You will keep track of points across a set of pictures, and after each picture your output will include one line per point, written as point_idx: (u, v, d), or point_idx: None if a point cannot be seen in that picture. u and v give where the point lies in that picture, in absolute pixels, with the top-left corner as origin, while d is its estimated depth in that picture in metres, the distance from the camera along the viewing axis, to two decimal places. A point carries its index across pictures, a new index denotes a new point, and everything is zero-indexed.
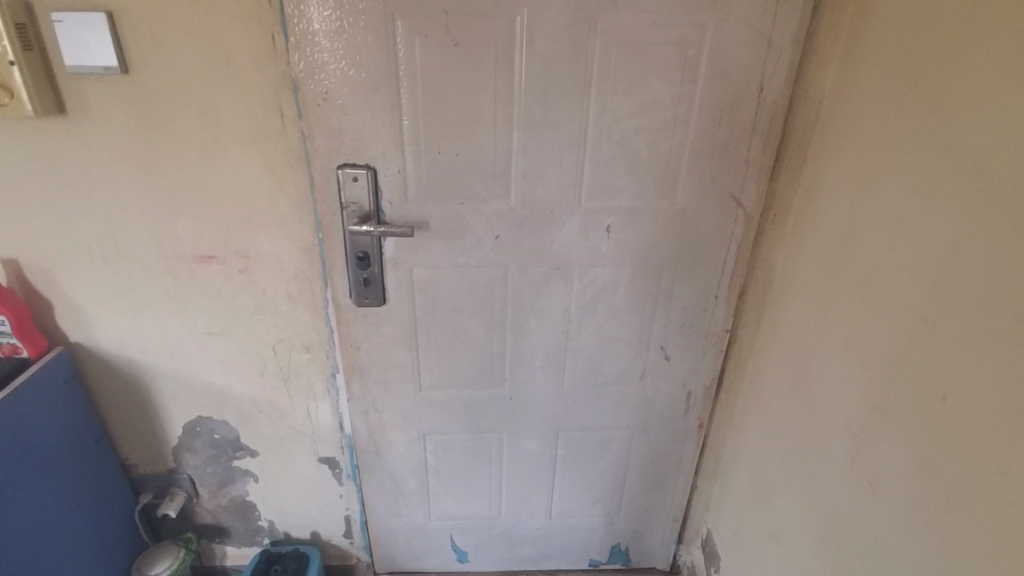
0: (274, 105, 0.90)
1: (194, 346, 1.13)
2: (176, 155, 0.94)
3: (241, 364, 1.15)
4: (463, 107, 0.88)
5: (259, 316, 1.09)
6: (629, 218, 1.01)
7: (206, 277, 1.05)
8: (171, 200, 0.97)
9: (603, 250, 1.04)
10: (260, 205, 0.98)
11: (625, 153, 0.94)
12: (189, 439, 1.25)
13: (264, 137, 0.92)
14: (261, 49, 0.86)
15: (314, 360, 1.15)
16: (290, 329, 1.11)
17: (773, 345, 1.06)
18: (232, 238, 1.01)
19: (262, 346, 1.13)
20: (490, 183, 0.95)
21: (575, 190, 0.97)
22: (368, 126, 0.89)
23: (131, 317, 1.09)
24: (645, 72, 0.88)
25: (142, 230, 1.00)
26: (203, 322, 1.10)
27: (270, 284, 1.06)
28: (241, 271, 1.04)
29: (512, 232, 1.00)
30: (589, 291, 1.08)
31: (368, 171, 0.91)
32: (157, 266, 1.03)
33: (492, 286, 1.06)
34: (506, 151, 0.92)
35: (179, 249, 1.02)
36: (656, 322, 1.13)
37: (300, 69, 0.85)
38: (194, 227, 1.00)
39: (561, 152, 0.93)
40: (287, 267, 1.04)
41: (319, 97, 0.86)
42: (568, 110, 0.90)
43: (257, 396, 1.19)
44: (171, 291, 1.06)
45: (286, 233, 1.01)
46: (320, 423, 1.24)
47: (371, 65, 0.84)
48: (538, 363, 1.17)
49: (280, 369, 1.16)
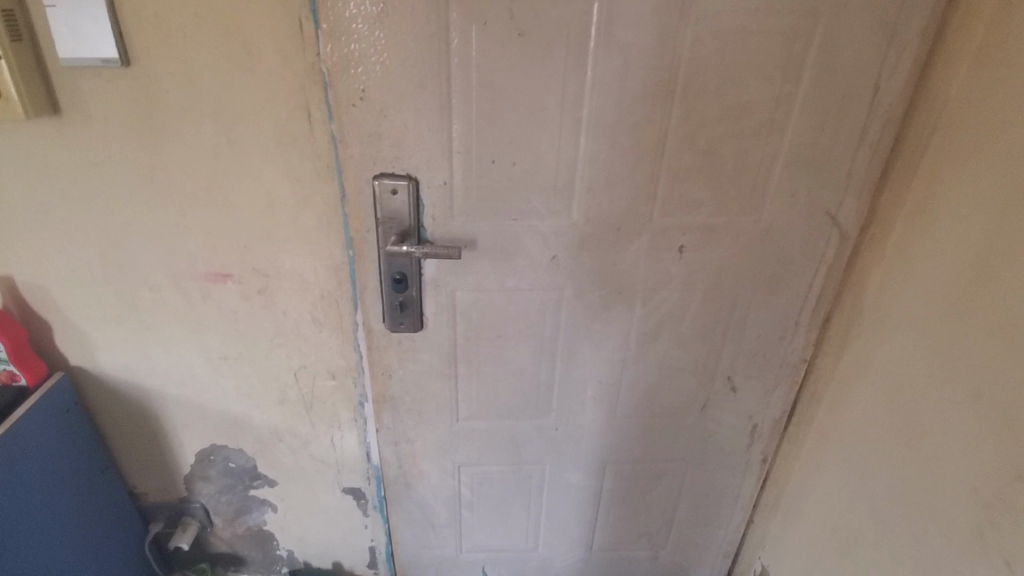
0: (300, 104, 0.77)
1: (207, 372, 1.01)
2: (188, 162, 0.81)
3: (260, 392, 1.04)
4: (526, 108, 0.74)
5: (280, 340, 0.98)
6: (707, 237, 0.87)
7: (221, 297, 0.93)
8: (183, 213, 0.85)
9: (673, 273, 0.90)
10: (283, 219, 0.85)
11: (709, 163, 0.81)
12: (202, 467, 1.14)
13: (289, 142, 0.79)
14: (286, 38, 0.73)
15: (340, 389, 1.04)
16: (314, 354, 0.99)
17: (864, 381, 0.93)
18: (251, 255, 0.89)
19: (283, 372, 1.01)
20: (550, 198, 0.81)
21: (647, 204, 0.83)
22: (412, 130, 0.75)
23: (137, 340, 0.97)
24: (742, 68, 0.74)
25: (150, 246, 0.88)
26: (218, 347, 0.98)
27: (293, 306, 0.94)
28: (261, 291, 0.92)
29: (572, 252, 0.87)
30: (652, 317, 0.95)
31: (409, 182, 0.78)
32: (167, 286, 0.92)
33: (544, 311, 0.93)
34: (571, 161, 0.79)
35: (191, 267, 0.90)
36: (725, 351, 1.01)
37: (332, 62, 0.71)
38: (208, 243, 0.88)
39: (635, 161, 0.79)
40: (312, 287, 0.92)
41: (356, 95, 0.73)
42: (647, 112, 0.76)
43: (277, 425, 1.08)
44: (182, 312, 0.94)
45: (312, 251, 0.88)
46: (345, 453, 1.12)
47: (418, 58, 0.71)
48: (590, 393, 1.05)
49: (303, 397, 1.05)
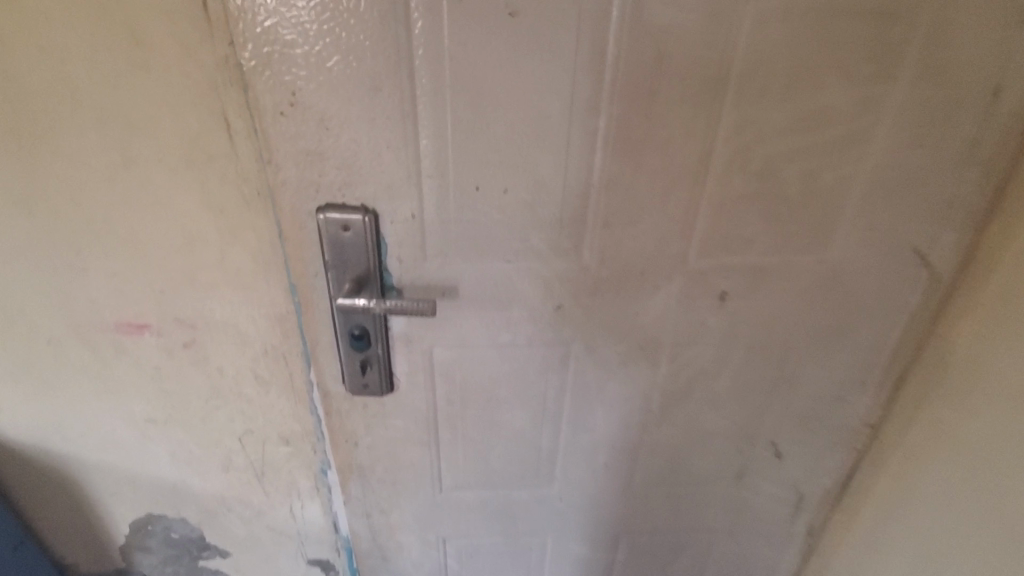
0: (215, 112, 0.56)
1: (133, 436, 0.83)
2: (76, 187, 0.61)
3: (199, 458, 0.85)
4: (521, 118, 0.54)
5: (218, 402, 0.79)
6: (757, 282, 0.67)
7: (139, 352, 0.74)
8: (78, 252, 0.65)
9: (711, 324, 0.71)
10: (207, 259, 0.66)
11: (766, 189, 0.61)
12: (139, 537, 0.96)
13: (203, 162, 0.59)
14: (189, 21, 0.52)
15: (297, 455, 0.85)
16: (261, 417, 0.80)
17: (952, 460, 0.73)
18: (170, 302, 0.69)
19: (225, 437, 0.83)
20: (553, 235, 0.61)
21: (681, 241, 0.63)
22: (364, 149, 0.54)
23: (42, 401, 0.79)
24: (819, 63, 0.54)
25: (41, 292, 0.69)
26: (142, 409, 0.79)
27: (230, 363, 0.74)
28: (187, 346, 0.73)
29: (582, 301, 0.67)
30: (682, 376, 0.76)
31: (365, 218, 0.58)
32: (69, 338, 0.73)
33: (546, 370, 0.74)
34: (582, 188, 0.59)
35: (95, 316, 0.71)
36: (771, 412, 0.81)
37: (246, 54, 0.50)
38: (115, 288, 0.68)
39: (667, 187, 0.59)
40: (251, 341, 0.72)
41: (283, 101, 0.52)
42: (688, 123, 0.55)
43: (224, 493, 0.90)
44: (93, 369, 0.75)
45: (247, 297, 0.69)
46: (308, 523, 0.94)
47: (367, 50, 0.50)
48: (602, 461, 0.85)
49: (252, 464, 0.86)
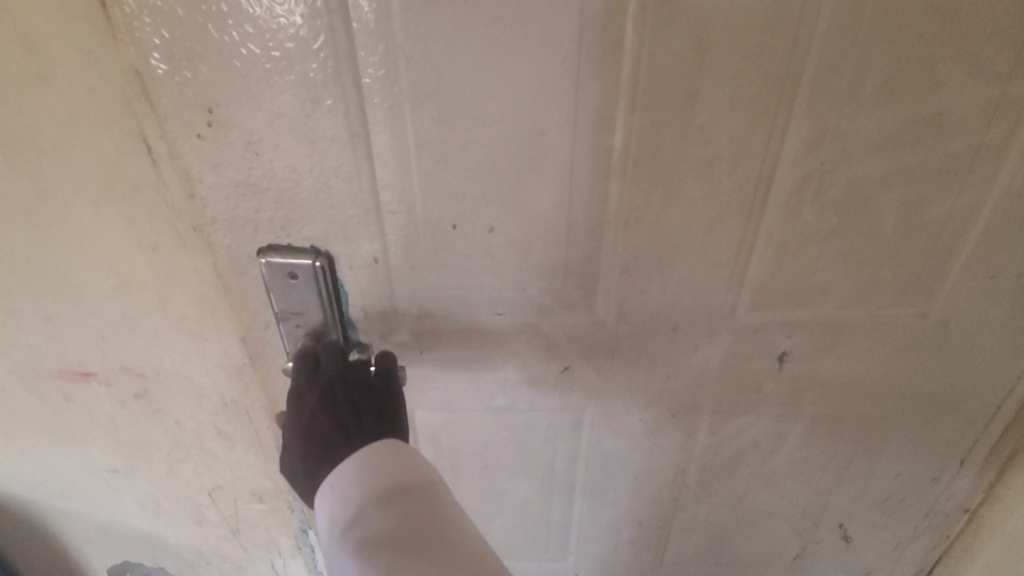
0: (129, 129, 0.43)
1: (96, 488, 0.72)
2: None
3: (169, 511, 0.75)
4: (509, 137, 0.40)
5: (182, 455, 0.68)
6: (829, 339, 0.52)
7: (90, 402, 0.63)
8: (1, 294, 0.54)
9: (764, 389, 0.55)
10: (146, 303, 0.54)
11: (846, 224, 0.45)
12: None
13: (126, 188, 0.46)
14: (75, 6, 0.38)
15: (272, 513, 0.74)
16: (230, 472, 0.70)
17: None
18: (114, 351, 0.58)
19: (194, 490, 0.72)
20: (558, 282, 0.48)
21: (727, 291, 0.48)
22: (307, 178, 0.42)
23: None
24: (935, 53, 0.38)
25: None
26: (102, 460, 0.68)
27: (188, 416, 0.64)
28: (139, 396, 0.61)
29: (597, 361, 0.53)
30: (726, 448, 0.61)
31: (315, 262, 0.46)
32: (8, 385, 0.61)
33: (554, 438, 0.60)
34: (595, 225, 0.44)
35: (33, 362, 0.59)
36: (838, 489, 0.65)
37: (142, 60, 0.37)
38: (50, 332, 0.56)
39: (710, 222, 0.44)
40: (208, 394, 0.61)
41: (197, 119, 0.39)
42: (740, 139, 0.40)
43: (200, 546, 0.79)
44: (42, 419, 0.64)
45: (196, 348, 0.57)
46: None
47: (298, 50, 0.36)
48: (626, 537, 0.71)
49: (226, 519, 0.75)
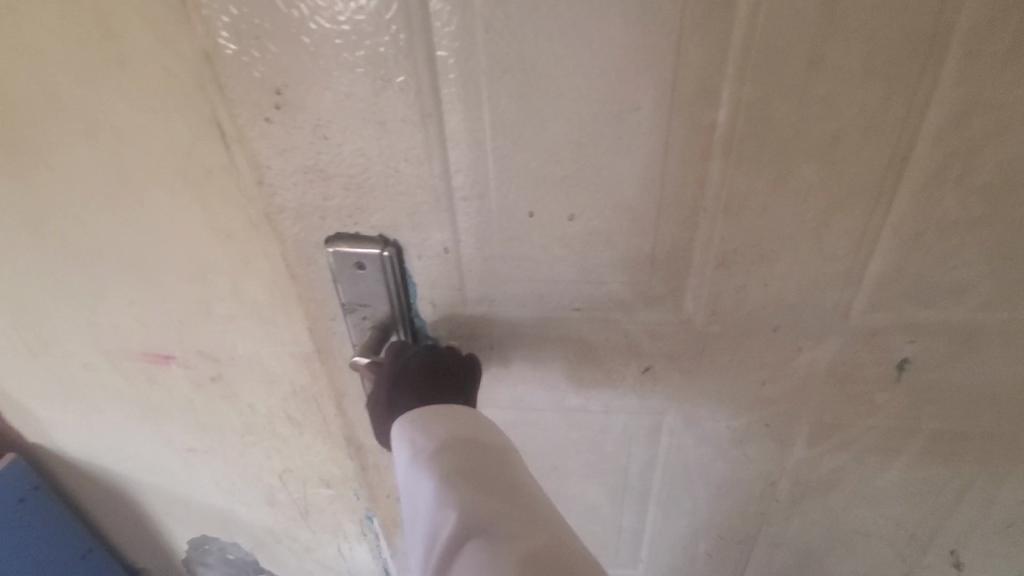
0: (206, 117, 0.42)
1: (177, 463, 0.75)
2: (75, 208, 0.50)
3: (242, 490, 0.77)
4: (594, 113, 0.36)
5: (253, 437, 0.69)
6: (965, 345, 0.44)
7: (171, 383, 0.65)
8: (93, 279, 0.56)
9: (876, 399, 0.48)
10: (222, 290, 0.54)
11: (1001, 211, 0.37)
12: (199, 554, 0.91)
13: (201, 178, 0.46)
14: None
15: (338, 500, 0.75)
16: (298, 457, 0.71)
17: None
18: (191, 336, 0.59)
19: (266, 472, 0.74)
20: (642, 276, 0.43)
21: (841, 288, 0.42)
22: (375, 162, 0.39)
23: (93, 424, 0.73)
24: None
25: (66, 319, 0.60)
26: (183, 437, 0.71)
27: (259, 401, 0.64)
28: (215, 379, 0.63)
29: (682, 361, 0.48)
30: (825, 461, 0.54)
31: (385, 252, 0.44)
32: (102, 365, 0.64)
33: (630, 440, 0.56)
34: (689, 211, 0.39)
35: (121, 343, 0.62)
36: (956, 515, 0.57)
37: (211, 41, 0.36)
38: (135, 317, 0.58)
39: (827, 208, 0.38)
40: (278, 380, 0.61)
41: (265, 102, 0.38)
42: (871, 108, 0.34)
43: (272, 525, 0.82)
44: (131, 396, 0.68)
45: (270, 334, 0.57)
46: (357, 563, 0.84)
47: (368, 22, 0.34)
48: (703, 548, 0.66)
49: (295, 501, 0.77)
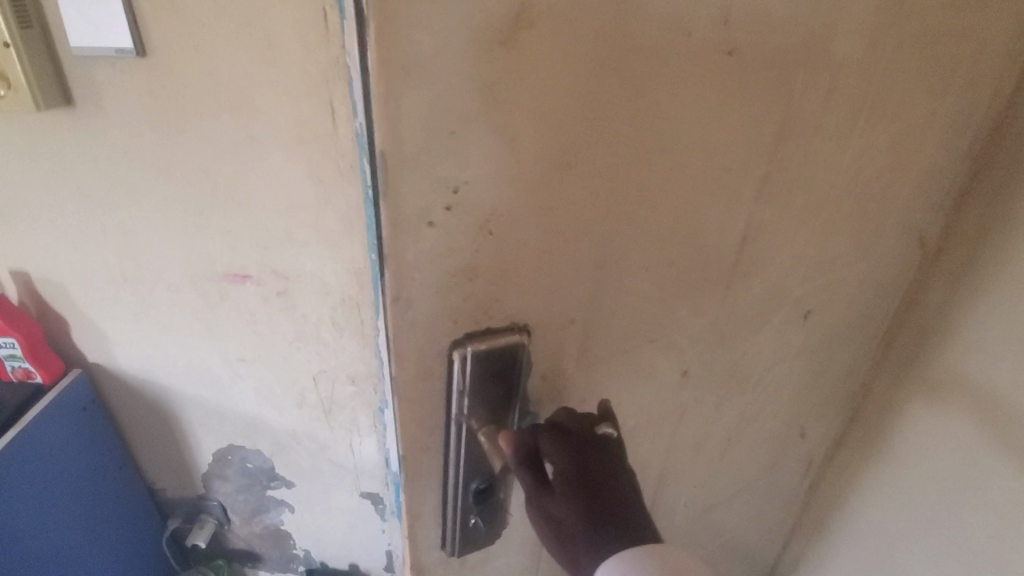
0: (324, 99, 0.77)
1: (224, 366, 1.06)
2: (197, 159, 0.83)
3: (278, 394, 1.08)
4: (700, 180, 0.42)
5: (299, 343, 1.01)
6: (831, 295, 0.65)
7: (240, 297, 0.97)
8: (199, 215, 0.88)
9: (792, 344, 0.68)
10: (305, 219, 0.87)
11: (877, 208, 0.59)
12: (221, 465, 1.19)
13: (310, 140, 0.80)
14: (309, 30, 0.72)
15: (359, 394, 1.06)
16: (331, 357, 1.02)
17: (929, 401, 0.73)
18: (268, 257, 0.92)
19: (301, 372, 1.04)
20: (698, 297, 0.52)
21: (791, 273, 0.59)
22: (534, 249, 0.37)
23: (158, 338, 1.03)
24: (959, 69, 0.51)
25: (166, 241, 0.92)
26: (237, 348, 1.03)
27: (310, 308, 0.96)
28: (279, 293, 0.95)
29: (705, 356, 0.59)
30: (758, 401, 0.72)
31: (518, 340, 0.41)
32: (185, 285, 0.96)
33: (657, 436, 0.65)
34: (736, 240, 0.50)
35: (210, 266, 0.94)
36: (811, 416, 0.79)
37: (391, 134, 0.29)
38: (227, 244, 0.91)
39: (792, 223, 0.54)
40: (332, 290, 0.94)
41: (435, 204, 0.33)
42: (823, 159, 0.51)
43: (298, 428, 1.12)
44: (200, 311, 0.99)
45: (335, 257, 0.90)
46: (364, 458, 1.14)
47: (565, 116, 0.33)
48: (681, 502, 0.79)
49: (321, 402, 1.08)
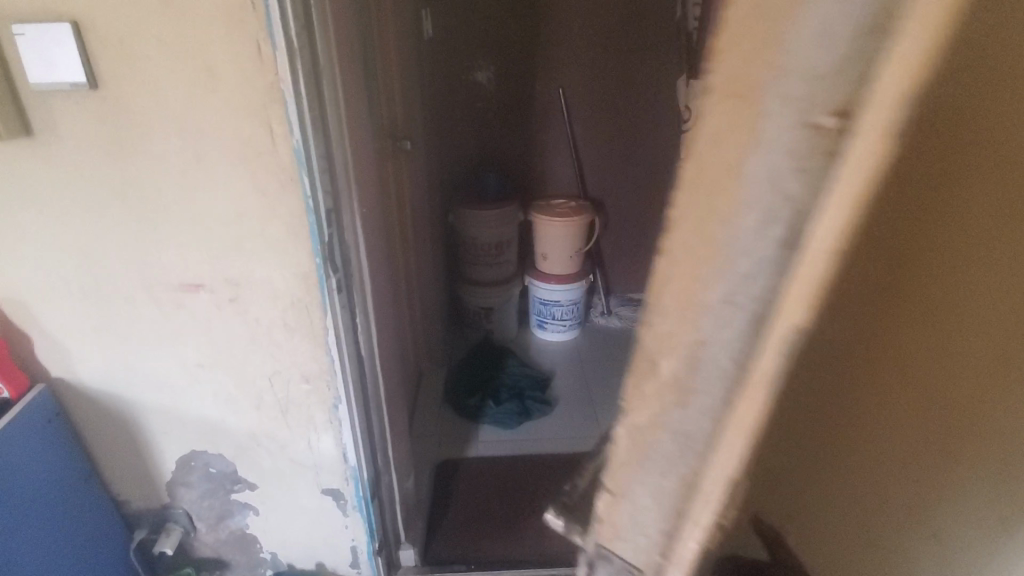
0: (262, 119, 0.82)
1: (185, 377, 1.05)
2: (151, 177, 0.87)
3: (236, 399, 1.07)
4: None
5: (253, 347, 1.01)
6: None
7: (196, 306, 0.97)
8: (154, 227, 0.90)
9: None
10: (251, 229, 0.90)
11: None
12: (183, 473, 1.18)
13: (253, 156, 0.85)
14: (246, 59, 0.79)
15: (314, 393, 1.07)
16: (287, 358, 1.03)
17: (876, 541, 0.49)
18: (222, 265, 0.93)
19: (257, 376, 1.05)
20: None
21: None
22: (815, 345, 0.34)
23: (113, 350, 1.02)
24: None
25: (120, 255, 0.93)
26: (194, 354, 1.02)
27: (264, 313, 0.98)
28: (232, 299, 0.96)
29: None
30: None
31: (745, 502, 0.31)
32: (142, 297, 0.96)
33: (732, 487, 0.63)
34: None
35: (164, 277, 0.94)
36: None
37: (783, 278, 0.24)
38: (181, 256, 0.93)
39: None
40: (282, 294, 0.96)
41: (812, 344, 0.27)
42: None
43: (256, 430, 1.11)
44: (157, 322, 0.99)
45: (281, 261, 0.93)
46: (323, 455, 1.15)
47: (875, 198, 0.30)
48: None
49: (278, 402, 1.08)
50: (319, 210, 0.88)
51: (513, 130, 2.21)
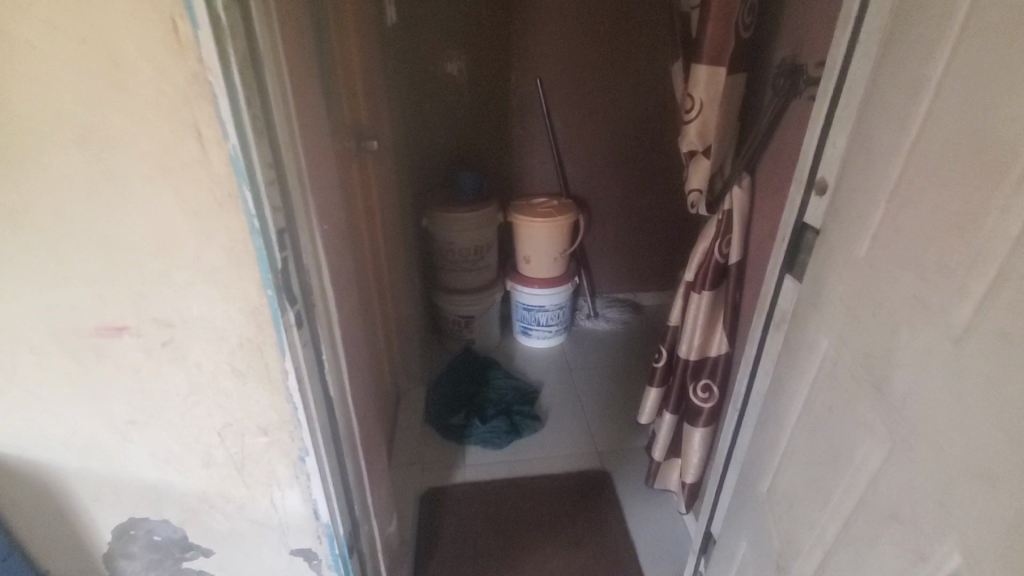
0: (187, 121, 0.65)
1: (113, 436, 0.87)
2: (50, 200, 0.68)
3: (178, 458, 0.90)
4: None
5: (196, 397, 0.84)
6: None
7: (120, 353, 0.79)
8: (60, 262, 0.72)
9: None
10: (184, 259, 0.73)
11: (958, 217, 0.52)
12: (122, 543, 0.99)
13: (180, 169, 0.68)
14: (160, 45, 0.61)
15: (274, 445, 0.90)
16: (238, 408, 0.85)
17: None
18: (151, 304, 0.76)
19: (202, 431, 0.87)
20: None
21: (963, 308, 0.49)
22: None
23: (20, 411, 0.84)
24: (993, 53, 0.49)
25: (18, 297, 0.74)
26: (123, 410, 0.84)
27: (206, 357, 0.80)
28: (165, 343, 0.79)
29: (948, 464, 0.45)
30: None
31: None
32: (50, 346, 0.78)
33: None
34: None
35: (77, 320, 0.76)
36: None
37: None
38: (96, 295, 0.75)
39: None
40: (227, 334, 0.79)
41: None
42: None
43: (206, 491, 0.94)
44: (72, 374, 0.81)
45: (225, 296, 0.76)
46: (289, 513, 0.98)
47: None
48: None
49: (231, 458, 0.91)
50: (267, 231, 0.71)
51: (489, 126, 2.06)
